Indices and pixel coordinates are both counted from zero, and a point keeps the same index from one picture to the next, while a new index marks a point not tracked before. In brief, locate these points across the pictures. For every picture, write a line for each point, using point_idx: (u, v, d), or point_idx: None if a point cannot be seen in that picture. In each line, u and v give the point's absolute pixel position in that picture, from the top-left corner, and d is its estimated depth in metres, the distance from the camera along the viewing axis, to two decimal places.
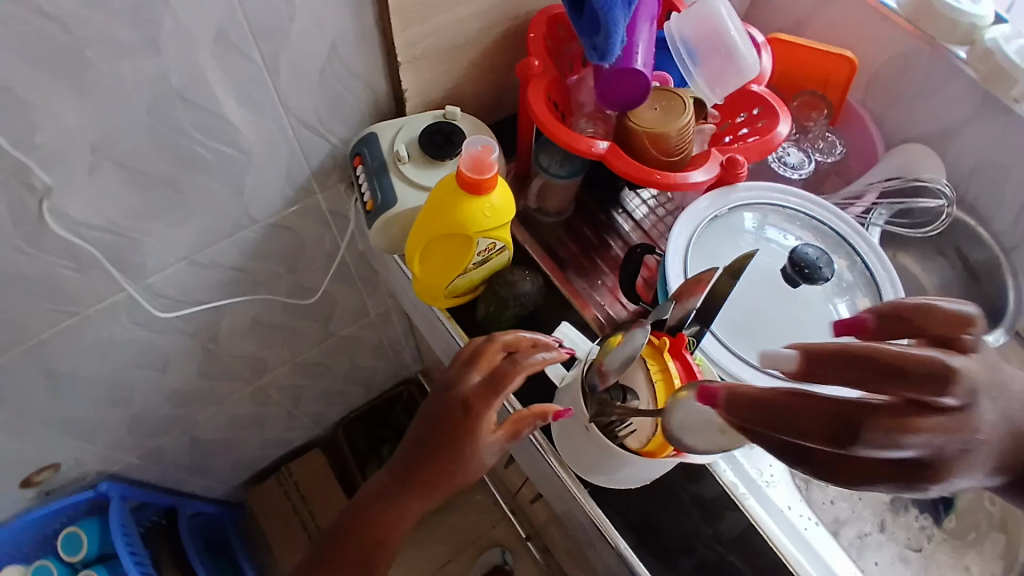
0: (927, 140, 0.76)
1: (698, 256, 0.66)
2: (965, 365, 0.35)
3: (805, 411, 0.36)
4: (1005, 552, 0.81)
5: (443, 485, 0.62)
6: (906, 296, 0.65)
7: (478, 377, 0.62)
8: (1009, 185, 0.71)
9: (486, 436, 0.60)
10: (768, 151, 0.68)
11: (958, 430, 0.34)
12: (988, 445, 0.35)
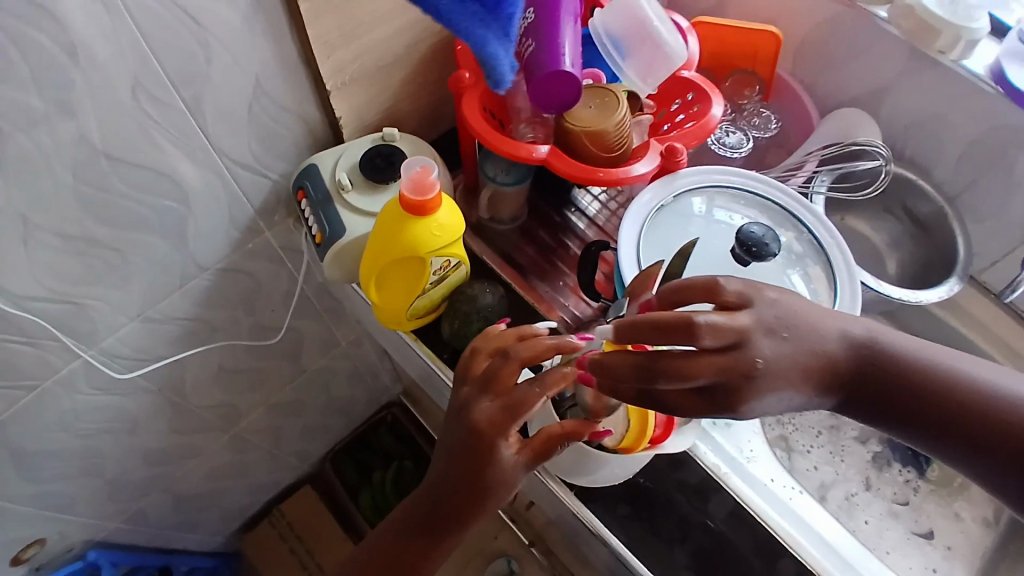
0: (859, 101, 0.78)
1: (651, 247, 0.67)
2: (718, 315, 0.45)
3: (621, 367, 0.47)
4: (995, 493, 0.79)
5: (468, 521, 0.55)
6: (854, 259, 0.66)
7: (494, 402, 0.54)
8: (944, 134, 0.73)
9: (510, 465, 0.54)
10: (706, 135, 0.69)
11: (727, 368, 0.45)
12: (759, 366, 0.45)
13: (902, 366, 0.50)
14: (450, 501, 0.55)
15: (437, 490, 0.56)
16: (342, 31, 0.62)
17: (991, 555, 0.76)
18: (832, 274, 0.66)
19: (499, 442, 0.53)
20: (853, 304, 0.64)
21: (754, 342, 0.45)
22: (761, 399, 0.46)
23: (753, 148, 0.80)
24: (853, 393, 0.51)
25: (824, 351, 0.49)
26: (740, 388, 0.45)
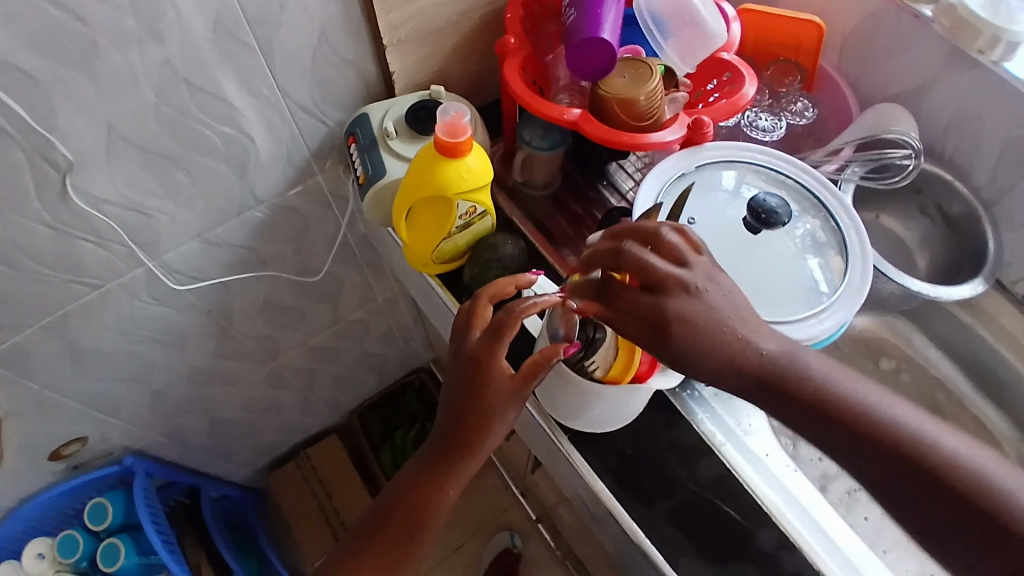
0: (902, 98, 0.78)
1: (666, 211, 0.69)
2: (682, 236, 0.56)
3: (598, 254, 0.56)
4: None
5: (477, 442, 0.59)
6: (873, 256, 0.66)
7: (479, 333, 0.60)
8: (984, 137, 0.72)
9: (504, 384, 0.58)
10: (735, 112, 0.71)
11: (674, 276, 0.53)
12: (703, 285, 0.53)
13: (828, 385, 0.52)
14: (458, 428, 0.60)
15: (445, 421, 0.61)
16: None
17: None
18: (848, 264, 0.67)
19: (494, 364, 0.58)
20: (861, 287, 0.65)
21: (700, 270, 0.54)
22: (690, 321, 0.52)
23: (785, 134, 0.81)
24: (778, 402, 0.53)
25: (755, 350, 0.53)
26: (676, 297, 0.53)
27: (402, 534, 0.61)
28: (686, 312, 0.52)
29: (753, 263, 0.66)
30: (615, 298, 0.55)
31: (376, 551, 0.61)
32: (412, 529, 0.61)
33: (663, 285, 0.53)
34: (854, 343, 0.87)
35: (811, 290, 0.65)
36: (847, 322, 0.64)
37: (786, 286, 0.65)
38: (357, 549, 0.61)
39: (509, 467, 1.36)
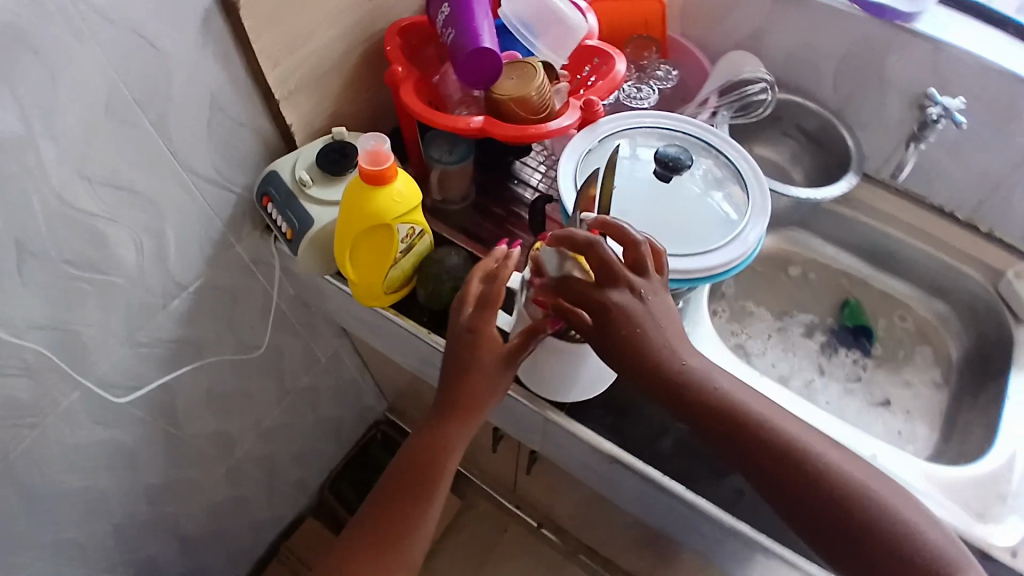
0: (743, 44, 0.90)
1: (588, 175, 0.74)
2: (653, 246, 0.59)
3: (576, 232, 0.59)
4: (936, 357, 0.89)
5: (476, 399, 0.63)
6: (764, 176, 0.75)
7: (471, 308, 0.63)
8: (817, 58, 0.85)
9: (495, 350, 0.63)
10: (615, 87, 0.79)
11: (629, 280, 0.57)
12: (648, 294, 0.57)
13: (755, 421, 0.55)
14: (454, 391, 0.64)
15: (443, 386, 0.65)
16: (283, 42, 0.70)
17: (946, 407, 0.84)
18: (747, 189, 0.75)
19: (487, 331, 0.63)
20: (764, 205, 0.73)
21: (651, 286, 0.58)
22: (619, 322, 0.56)
23: (656, 101, 0.88)
24: (692, 415, 0.56)
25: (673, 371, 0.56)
26: (618, 300, 0.56)
27: (417, 494, 0.65)
28: (617, 312, 0.56)
29: (671, 209, 0.72)
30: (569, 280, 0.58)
31: (388, 502, 0.66)
32: (416, 484, 0.65)
33: (614, 281, 0.57)
34: (768, 261, 0.98)
35: (724, 219, 0.72)
36: (762, 238, 0.71)
37: (707, 222, 0.72)
38: (371, 500, 0.67)
39: (498, 484, 1.38)
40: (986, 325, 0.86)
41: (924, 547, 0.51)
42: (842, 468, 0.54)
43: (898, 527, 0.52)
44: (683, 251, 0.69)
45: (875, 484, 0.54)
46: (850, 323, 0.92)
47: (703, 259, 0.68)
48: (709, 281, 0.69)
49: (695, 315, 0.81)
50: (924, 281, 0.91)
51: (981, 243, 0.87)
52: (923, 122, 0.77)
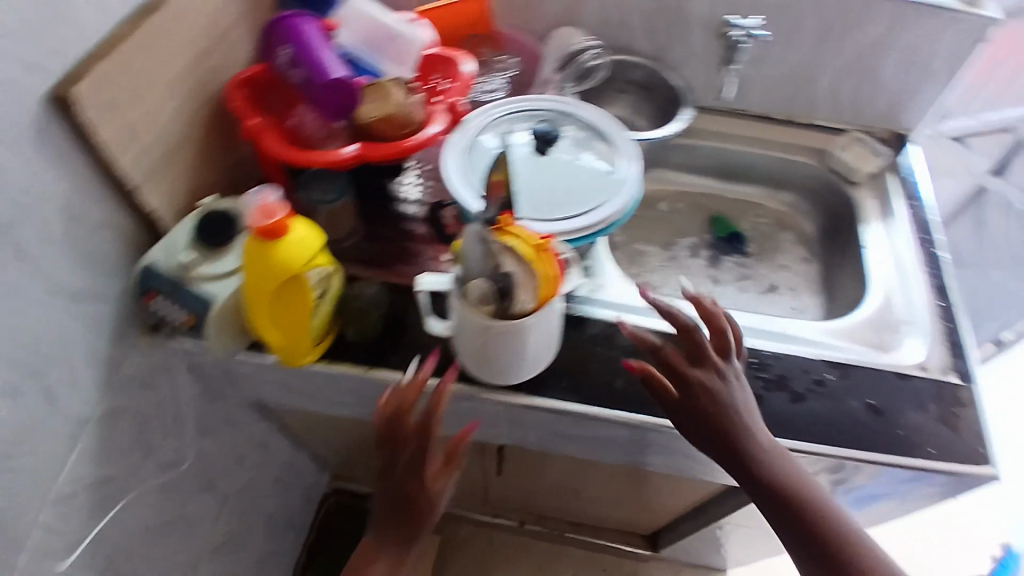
0: (557, 21, 0.97)
1: (473, 174, 0.77)
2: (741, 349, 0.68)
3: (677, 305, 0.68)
4: (797, 238, 1.05)
5: (415, 523, 0.68)
6: (620, 126, 0.82)
7: (410, 443, 0.66)
8: (626, 19, 0.95)
9: (434, 476, 0.68)
10: (468, 86, 0.83)
11: (714, 364, 0.66)
12: (729, 369, 0.66)
13: (787, 468, 0.62)
14: (400, 514, 0.67)
15: (384, 515, 0.68)
16: (123, 127, 0.65)
17: (822, 275, 1.00)
18: (612, 141, 0.81)
19: (427, 463, 0.67)
20: (632, 150, 0.80)
21: (730, 370, 0.66)
22: (704, 390, 0.64)
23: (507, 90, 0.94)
24: (723, 449, 0.64)
25: (728, 424, 0.63)
26: (699, 376, 0.65)
27: None
28: (699, 381, 0.65)
29: (555, 178, 0.77)
30: (666, 351, 0.66)
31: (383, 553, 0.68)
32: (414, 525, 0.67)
33: (703, 360, 0.66)
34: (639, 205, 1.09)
35: (603, 172, 0.78)
36: (642, 177, 0.78)
37: (588, 179, 0.77)
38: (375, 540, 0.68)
39: (469, 500, 1.38)
40: (826, 198, 1.03)
41: None
42: (856, 531, 0.59)
43: None
44: (580, 211, 0.74)
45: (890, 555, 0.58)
46: (724, 234, 1.05)
47: (601, 211, 0.74)
48: (610, 229, 0.74)
49: (601, 266, 0.89)
50: (768, 179, 1.06)
51: (802, 131, 1.04)
52: (734, 45, 0.91)
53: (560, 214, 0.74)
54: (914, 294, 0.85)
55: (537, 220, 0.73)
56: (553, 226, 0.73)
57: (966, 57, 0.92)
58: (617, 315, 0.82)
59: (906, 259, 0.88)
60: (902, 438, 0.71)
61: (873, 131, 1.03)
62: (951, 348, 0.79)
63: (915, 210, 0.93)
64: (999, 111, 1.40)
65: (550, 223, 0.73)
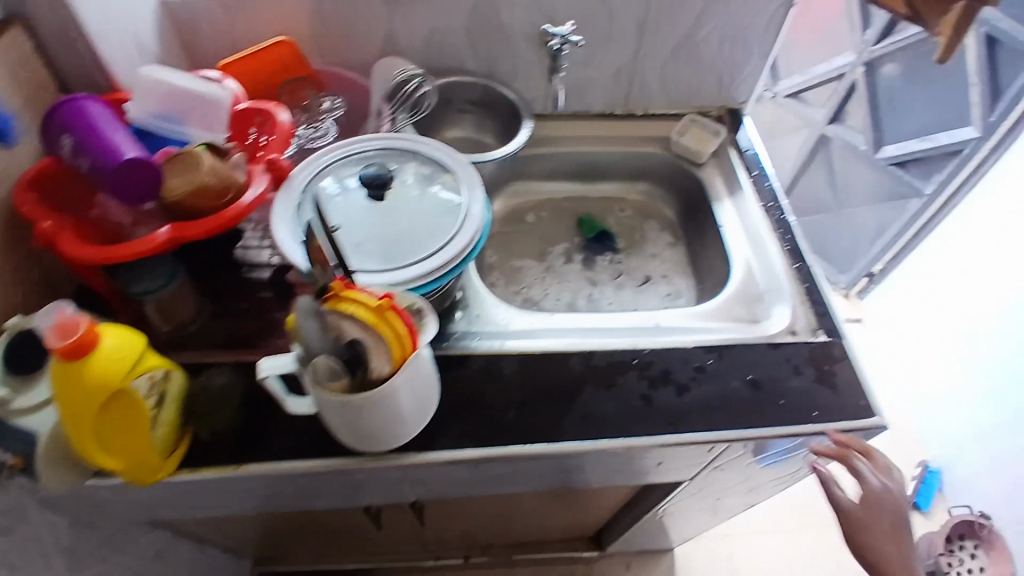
0: (381, 52, 0.94)
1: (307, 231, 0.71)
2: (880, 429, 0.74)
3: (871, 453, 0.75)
4: (662, 225, 1.08)
5: None
6: (460, 156, 0.79)
7: None
8: (449, 40, 0.93)
9: None
10: (289, 136, 0.77)
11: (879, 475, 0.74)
12: (886, 474, 0.75)
13: (878, 521, 0.74)
14: None
15: None
16: None
17: (690, 256, 1.03)
18: (452, 171, 0.78)
19: None
20: (473, 177, 0.77)
21: (896, 484, 0.75)
22: (870, 489, 0.74)
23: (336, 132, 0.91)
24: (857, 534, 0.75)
25: (874, 500, 0.74)
26: (886, 501, 0.74)
27: None
28: (885, 500, 0.74)
29: (400, 221, 0.73)
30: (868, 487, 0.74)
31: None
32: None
33: (882, 490, 0.74)
34: (508, 220, 1.07)
35: (448, 205, 0.75)
36: (487, 205, 0.75)
37: (435, 216, 0.74)
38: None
39: (407, 553, 1.32)
40: (679, 182, 1.06)
41: None
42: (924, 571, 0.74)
43: None
44: (428, 252, 0.70)
45: None
46: (592, 235, 1.05)
47: (448, 249, 0.71)
48: (465, 263, 0.71)
49: (478, 297, 0.86)
50: (624, 173, 1.08)
51: (643, 123, 1.06)
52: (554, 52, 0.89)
53: (408, 260, 0.70)
54: (772, 262, 0.88)
55: (385, 269, 0.69)
56: (401, 274, 0.69)
57: (776, 29, 0.96)
58: (496, 343, 0.81)
59: (760, 230, 0.92)
60: (785, 407, 0.73)
61: (709, 112, 1.08)
62: (814, 307, 0.83)
63: (758, 180, 0.98)
64: (824, 64, 1.59)
65: (399, 271, 0.69)
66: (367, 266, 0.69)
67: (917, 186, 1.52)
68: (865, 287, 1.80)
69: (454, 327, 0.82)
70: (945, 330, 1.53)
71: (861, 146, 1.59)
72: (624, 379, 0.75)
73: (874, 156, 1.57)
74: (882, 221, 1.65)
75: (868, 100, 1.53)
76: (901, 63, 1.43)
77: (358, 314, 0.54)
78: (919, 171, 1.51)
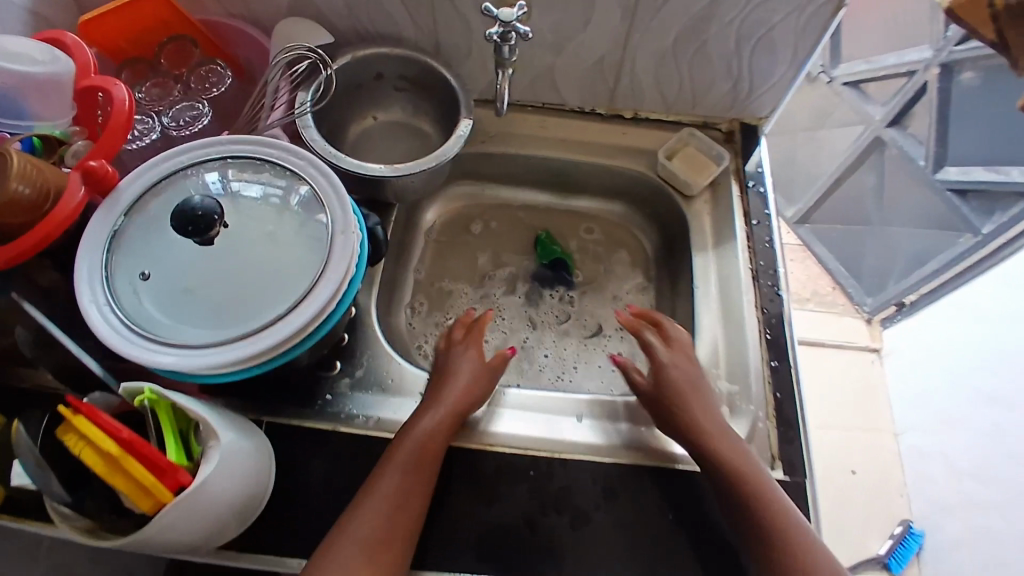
0: (294, 7, 0.73)
1: (122, 272, 0.56)
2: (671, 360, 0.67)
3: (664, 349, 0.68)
4: (634, 259, 0.89)
5: None
6: (345, 192, 0.60)
7: None
8: (381, 0, 0.72)
9: None
10: (132, 116, 0.59)
11: (670, 356, 0.67)
12: (675, 364, 0.66)
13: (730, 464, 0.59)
14: None
15: None
16: None
17: (658, 308, 0.85)
18: (325, 201, 0.60)
19: None
20: (347, 217, 0.58)
21: (664, 346, 0.68)
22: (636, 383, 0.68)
23: (216, 115, 0.72)
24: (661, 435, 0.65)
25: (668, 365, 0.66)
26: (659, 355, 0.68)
27: None
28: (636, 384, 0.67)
29: (244, 273, 0.57)
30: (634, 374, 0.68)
31: (465, 378, 0.64)
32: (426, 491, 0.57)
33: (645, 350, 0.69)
34: (448, 228, 0.89)
35: (311, 263, 0.57)
36: (358, 270, 0.57)
37: (289, 275, 0.57)
38: (379, 482, 0.56)
39: None
40: (661, 211, 0.86)
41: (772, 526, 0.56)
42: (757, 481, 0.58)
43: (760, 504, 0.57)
44: (264, 323, 0.54)
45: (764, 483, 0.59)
46: (546, 261, 0.86)
47: (286, 326, 0.54)
48: (309, 343, 0.56)
49: (371, 346, 0.69)
50: (598, 187, 0.88)
51: (630, 129, 0.86)
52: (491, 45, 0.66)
53: (236, 332, 0.54)
54: (743, 353, 0.71)
55: (202, 344, 0.53)
56: (219, 354, 0.52)
57: (814, 34, 0.73)
58: (371, 415, 0.65)
59: (738, 305, 0.74)
60: (704, 565, 0.58)
61: (716, 125, 0.87)
62: (779, 427, 0.67)
63: (753, 234, 0.78)
64: (898, 57, 1.36)
65: (217, 350, 0.52)
66: (183, 334, 0.54)
67: (972, 224, 1.28)
68: (891, 317, 1.56)
69: (332, 384, 0.67)
70: (956, 386, 1.33)
71: (920, 160, 1.34)
72: (510, 491, 0.61)
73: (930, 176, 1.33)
74: (923, 248, 1.43)
75: (937, 111, 1.28)
76: (981, 72, 1.19)
77: (83, 453, 0.42)
78: (980, 205, 1.27)
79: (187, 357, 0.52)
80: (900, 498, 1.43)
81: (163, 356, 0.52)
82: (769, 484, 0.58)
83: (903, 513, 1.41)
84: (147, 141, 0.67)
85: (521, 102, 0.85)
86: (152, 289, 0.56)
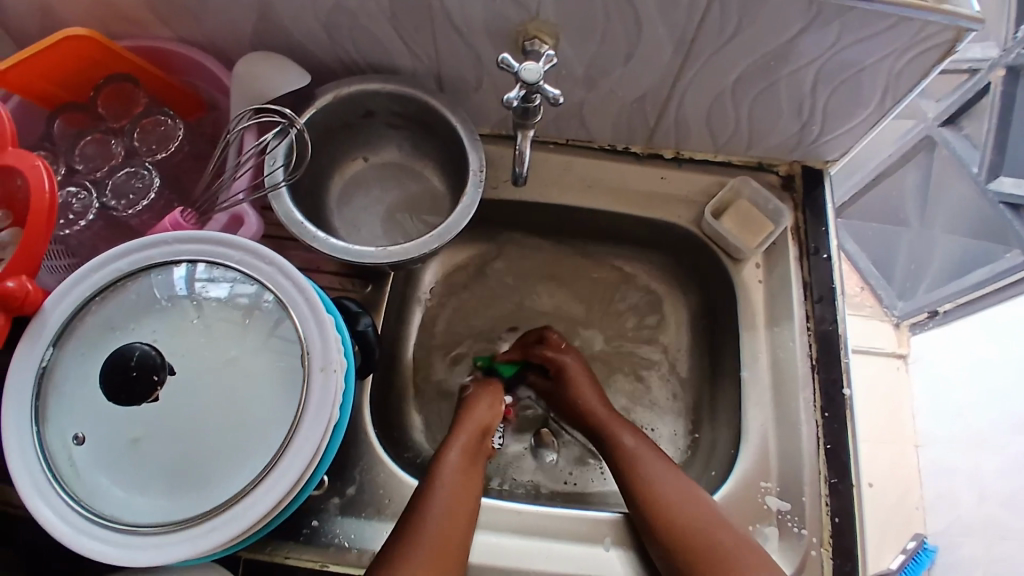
0: (264, 34, 0.58)
1: (55, 428, 0.46)
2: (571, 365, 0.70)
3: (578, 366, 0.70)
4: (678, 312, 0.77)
5: None
6: (321, 312, 0.48)
7: None
8: (371, 28, 0.56)
9: None
10: (51, 208, 0.46)
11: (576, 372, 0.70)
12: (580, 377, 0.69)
13: (641, 477, 0.61)
14: None
15: None
16: None
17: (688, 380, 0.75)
18: (298, 322, 0.48)
19: None
20: (327, 346, 0.47)
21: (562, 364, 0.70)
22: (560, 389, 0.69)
23: (164, 179, 0.61)
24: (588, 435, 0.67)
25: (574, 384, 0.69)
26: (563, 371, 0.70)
27: None
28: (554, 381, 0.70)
29: (201, 419, 0.46)
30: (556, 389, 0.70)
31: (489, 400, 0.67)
32: (471, 511, 0.57)
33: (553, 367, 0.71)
34: (452, 277, 0.78)
35: (287, 408, 0.46)
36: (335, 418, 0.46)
37: (260, 421, 0.46)
38: (428, 506, 0.56)
39: None
40: (706, 272, 0.74)
41: (690, 536, 0.56)
42: (673, 490, 0.59)
43: (685, 518, 0.57)
44: (226, 498, 0.45)
45: (687, 499, 0.58)
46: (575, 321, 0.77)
47: (253, 507, 0.44)
48: (288, 509, 0.46)
49: (370, 455, 0.61)
50: (631, 237, 0.76)
51: (672, 172, 0.72)
52: (511, 109, 0.53)
53: (194, 510, 0.44)
54: (799, 461, 0.63)
55: (156, 529, 0.44)
56: (176, 549, 0.43)
57: (910, 80, 0.57)
58: (367, 548, 0.57)
59: (793, 402, 0.65)
60: None
61: (773, 167, 0.73)
62: (835, 559, 0.60)
63: (815, 317, 0.67)
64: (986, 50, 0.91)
65: (172, 543, 0.43)
66: (136, 512, 0.45)
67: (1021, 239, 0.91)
68: (922, 324, 1.13)
69: (322, 505, 0.58)
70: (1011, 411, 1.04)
71: (971, 168, 0.93)
72: None
73: (982, 186, 0.92)
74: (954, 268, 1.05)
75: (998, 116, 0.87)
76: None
77: None
78: None
79: (135, 547, 0.44)
80: (913, 512, 1.06)
81: (110, 548, 0.44)
82: (709, 510, 0.58)
83: (915, 527, 1.05)
84: (83, 222, 0.58)
85: (542, 137, 0.71)
86: (92, 455, 0.46)
